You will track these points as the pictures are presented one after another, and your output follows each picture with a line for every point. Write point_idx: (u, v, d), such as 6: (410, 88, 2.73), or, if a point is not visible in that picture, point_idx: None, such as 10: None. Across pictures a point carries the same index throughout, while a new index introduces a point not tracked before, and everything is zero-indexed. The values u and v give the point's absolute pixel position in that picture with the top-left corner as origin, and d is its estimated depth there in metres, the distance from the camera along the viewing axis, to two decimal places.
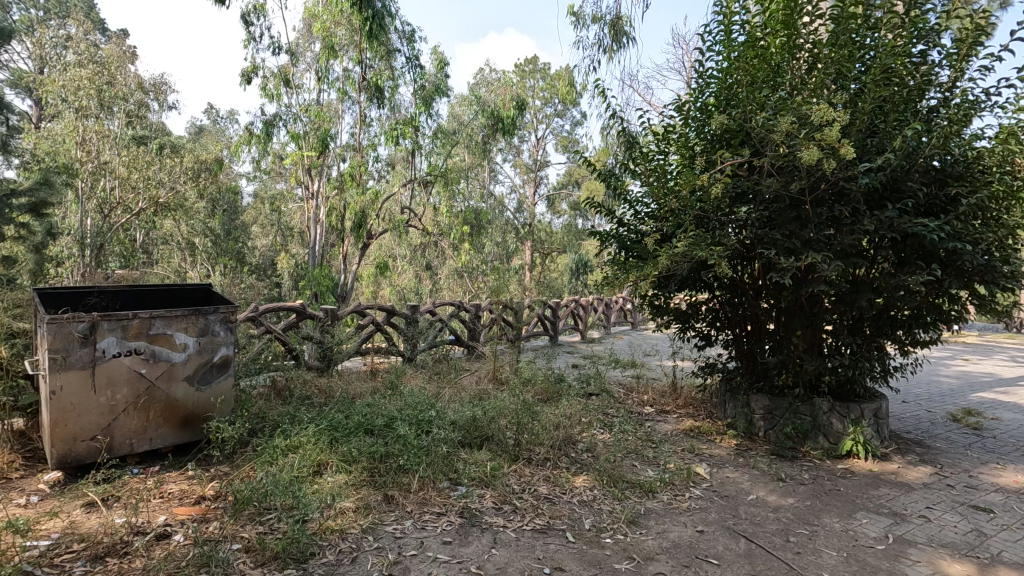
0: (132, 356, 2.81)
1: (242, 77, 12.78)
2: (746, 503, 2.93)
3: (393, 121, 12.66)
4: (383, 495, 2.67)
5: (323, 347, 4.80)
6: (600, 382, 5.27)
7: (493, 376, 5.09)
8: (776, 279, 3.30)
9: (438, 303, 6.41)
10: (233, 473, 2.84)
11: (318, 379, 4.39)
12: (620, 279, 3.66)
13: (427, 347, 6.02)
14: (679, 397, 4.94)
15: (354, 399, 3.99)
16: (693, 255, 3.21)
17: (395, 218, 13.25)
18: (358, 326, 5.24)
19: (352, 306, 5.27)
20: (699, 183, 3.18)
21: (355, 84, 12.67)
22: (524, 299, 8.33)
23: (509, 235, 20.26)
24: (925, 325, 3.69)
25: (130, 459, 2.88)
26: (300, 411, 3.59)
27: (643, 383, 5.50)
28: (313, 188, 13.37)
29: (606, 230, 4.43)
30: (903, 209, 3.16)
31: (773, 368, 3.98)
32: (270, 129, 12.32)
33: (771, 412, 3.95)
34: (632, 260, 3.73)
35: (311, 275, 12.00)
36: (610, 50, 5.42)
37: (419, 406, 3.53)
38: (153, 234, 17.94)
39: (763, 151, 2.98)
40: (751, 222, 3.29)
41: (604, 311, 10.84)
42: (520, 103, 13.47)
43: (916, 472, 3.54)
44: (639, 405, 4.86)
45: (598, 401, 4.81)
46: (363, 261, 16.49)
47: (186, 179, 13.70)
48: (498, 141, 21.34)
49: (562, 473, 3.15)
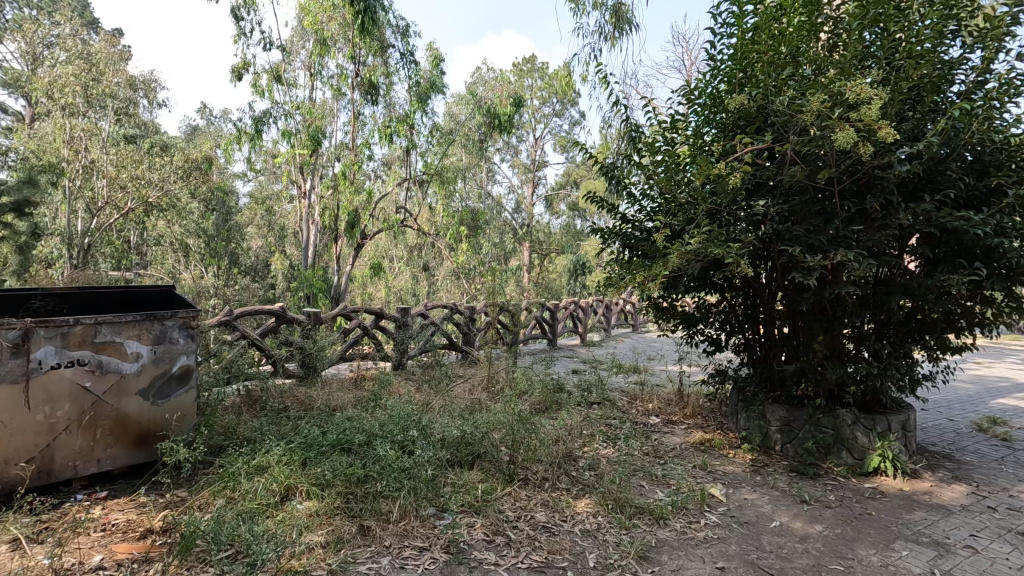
0: (75, 367, 2.47)
1: (233, 74, 12.49)
2: (770, 532, 2.60)
3: (387, 118, 12.40)
4: (358, 526, 2.34)
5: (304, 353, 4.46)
6: (602, 390, 4.95)
7: (487, 383, 4.78)
8: (799, 279, 2.98)
9: (430, 305, 6.10)
10: (190, 500, 2.51)
11: (297, 390, 4.05)
12: (625, 279, 3.33)
13: (419, 352, 5.71)
14: (686, 406, 4.63)
15: (334, 411, 3.65)
16: (707, 253, 2.88)
17: (390, 218, 12.95)
18: (344, 332, 4.90)
19: (338, 309, 4.93)
20: (714, 172, 2.86)
21: (348, 81, 12.39)
22: (522, 302, 8.01)
23: (507, 235, 19.97)
24: (958, 330, 3.36)
25: (74, 483, 2.54)
26: (272, 426, 3.25)
27: (647, 390, 5.19)
28: (306, 187, 13.06)
29: (607, 228, 4.12)
30: (941, 201, 2.82)
31: (789, 376, 3.67)
32: (261, 126, 12.00)
33: (789, 424, 3.63)
34: (637, 259, 3.41)
35: (302, 276, 11.69)
36: (611, 38, 5.10)
37: (403, 420, 3.20)
38: (144, 235, 17.59)
39: (787, 135, 2.66)
40: (770, 216, 2.97)
41: (605, 314, 10.54)
42: (518, 100, 13.18)
43: (951, 491, 3.22)
44: (644, 415, 4.54)
45: (600, 410, 4.49)
46: (358, 262, 16.16)
47: (176, 178, 13.25)
48: (496, 141, 21.06)
49: (562, 497, 2.82)
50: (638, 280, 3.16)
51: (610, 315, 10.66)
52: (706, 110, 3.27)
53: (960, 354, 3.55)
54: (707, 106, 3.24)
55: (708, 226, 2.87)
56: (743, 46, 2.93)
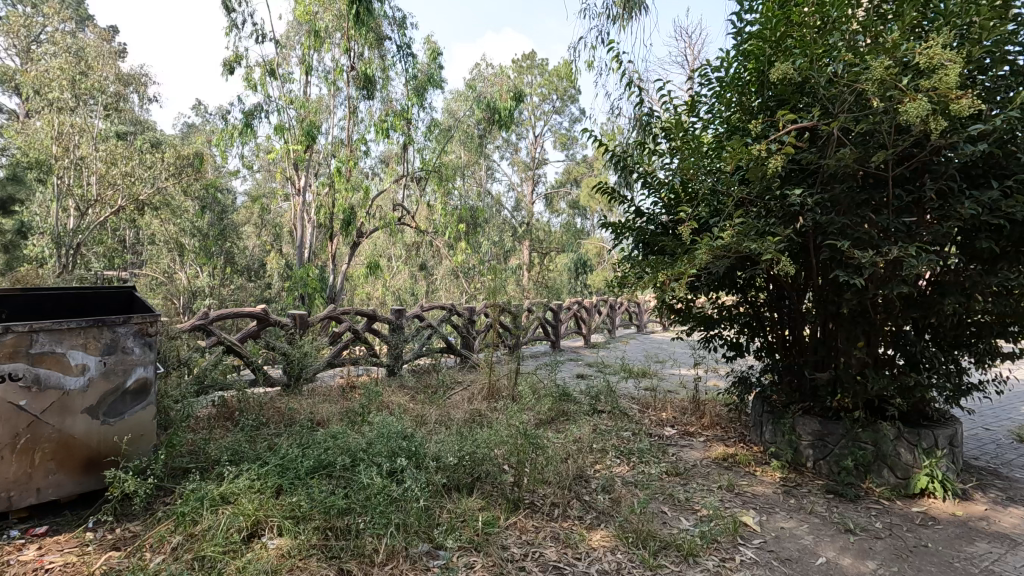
0: (6, 383, 2.10)
1: (226, 68, 12.12)
2: (817, 572, 2.25)
3: (383, 112, 12.03)
4: (335, 571, 1.97)
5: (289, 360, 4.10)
6: (612, 398, 4.59)
7: (488, 391, 4.42)
8: (842, 279, 2.62)
9: (427, 306, 5.73)
10: (141, 538, 2.14)
11: (280, 401, 3.69)
12: (643, 277, 2.98)
13: (414, 356, 5.34)
14: (704, 415, 4.28)
15: (317, 426, 3.29)
16: (741, 247, 2.53)
17: (387, 216, 12.58)
18: (333, 335, 4.53)
19: (325, 311, 4.54)
20: (750, 156, 2.52)
21: (344, 75, 12.01)
22: (523, 303, 7.67)
23: (506, 234, 19.57)
24: (1015, 335, 2.99)
25: (9, 516, 2.17)
26: (247, 443, 2.89)
27: (660, 397, 4.84)
28: (301, 184, 12.68)
29: (618, 222, 3.80)
30: (1010, 189, 2.44)
31: (822, 385, 3.33)
32: (252, 121, 11.50)
33: (822, 439, 3.28)
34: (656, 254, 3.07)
35: (296, 275, 11.31)
36: (619, 18, 4.74)
37: (391, 438, 2.83)
38: (136, 234, 17.16)
39: (839, 110, 2.31)
40: (811, 206, 2.63)
41: (609, 315, 10.21)
42: (518, 94, 12.81)
43: (1009, 516, 2.86)
44: (658, 425, 4.19)
45: (611, 421, 4.14)
46: (354, 262, 15.77)
47: (168, 175, 12.85)
48: (495, 138, 20.69)
49: (574, 529, 2.46)
50: (660, 279, 2.82)
51: (615, 316, 10.29)
52: (732, 90, 2.92)
53: (1013, 361, 3.18)
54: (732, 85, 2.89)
55: (739, 215, 2.52)
56: (778, 13, 2.58)
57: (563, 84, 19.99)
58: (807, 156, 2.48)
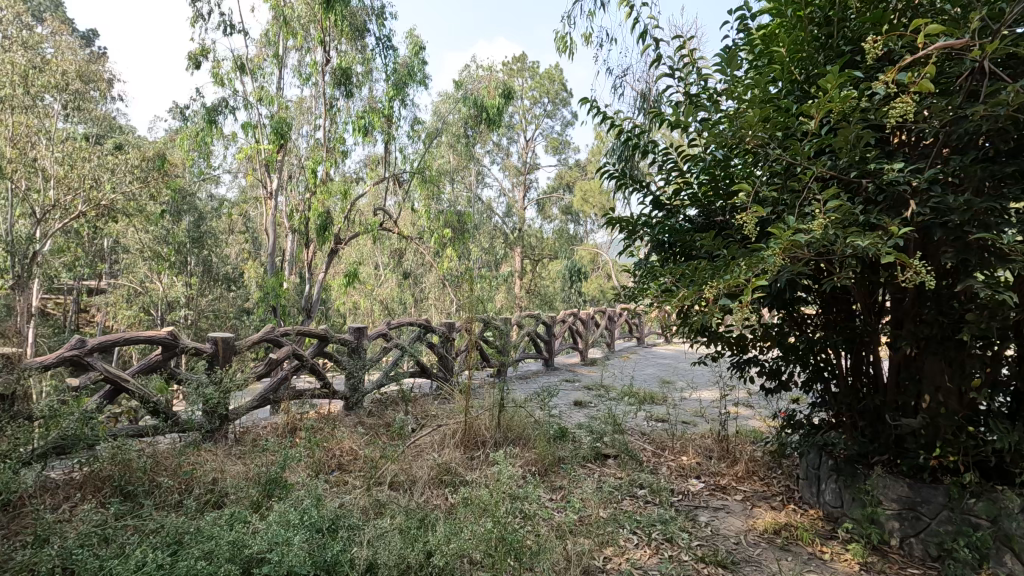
0: None
1: (191, 61, 11.19)
2: None
3: (360, 109, 11.08)
4: None
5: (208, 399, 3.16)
6: (619, 438, 3.69)
7: (464, 433, 3.51)
8: (984, 292, 1.74)
9: (395, 323, 4.82)
10: None
11: (184, 457, 2.76)
12: (678, 293, 2.10)
13: (377, 385, 4.43)
14: (736, 462, 3.41)
15: (219, 505, 2.36)
16: (839, 240, 1.64)
17: (368, 221, 11.59)
18: (269, 365, 3.57)
19: (259, 334, 3.58)
20: (843, 108, 1.64)
21: (318, 69, 11.11)
22: (513, 317, 6.79)
23: (499, 241, 18.66)
24: None
25: None
26: (91, 545, 1.94)
27: (677, 436, 3.96)
28: (273, 186, 11.69)
29: (630, 219, 2.96)
30: None
31: (911, 436, 2.46)
32: (215, 116, 10.38)
33: (914, 509, 2.40)
34: (695, 260, 2.18)
35: (267, 285, 10.26)
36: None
37: (307, 539, 1.91)
38: (105, 240, 16.03)
39: (1005, 28, 1.45)
40: (935, 187, 1.75)
41: (608, 327, 9.34)
42: (507, 91, 12.05)
43: None
44: (680, 477, 3.31)
45: (622, 475, 3.23)
46: (334, 270, 14.78)
47: (132, 178, 11.58)
48: (485, 142, 19.88)
49: None
50: (704, 294, 1.93)
51: (613, 328, 9.43)
52: (786, 28, 2.07)
53: None
54: (779, 19, 2.07)
55: (832, 189, 1.64)
56: None
57: (555, 87, 19.43)
58: (934, 106, 1.64)
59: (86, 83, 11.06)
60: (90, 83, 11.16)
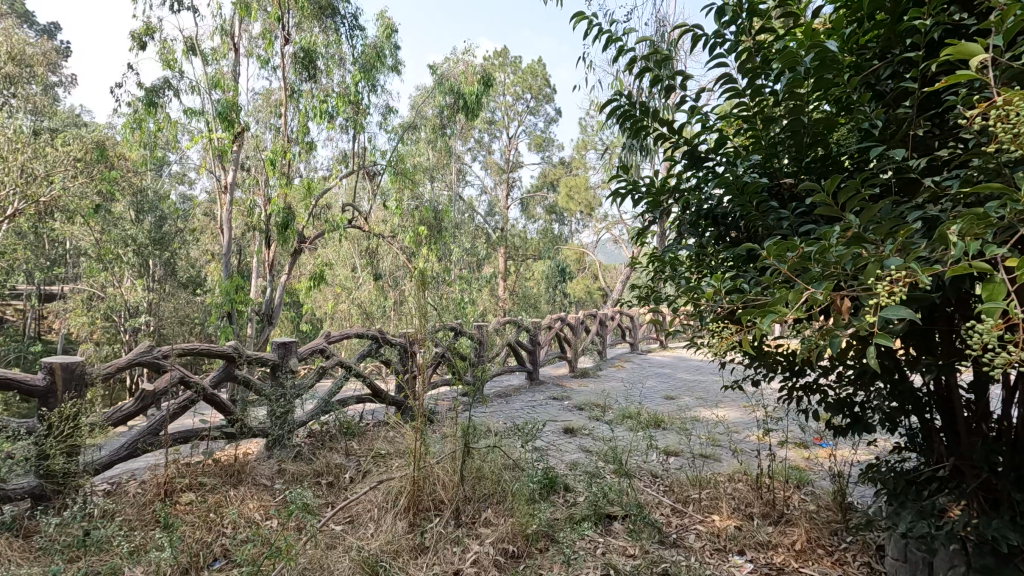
0: None
1: (134, 41, 9.99)
2: None
3: (317, 97, 9.77)
4: None
5: (38, 461, 2.14)
6: (626, 491, 2.74)
7: (413, 495, 2.49)
8: None
9: (336, 335, 3.83)
10: None
11: None
12: (776, 297, 1.15)
13: (311, 416, 3.43)
14: (791, 528, 2.46)
15: None
16: None
17: (334, 217, 10.39)
18: (140, 401, 2.55)
19: (125, 358, 2.56)
20: None
21: (275, 49, 9.89)
22: (491, 323, 5.79)
23: (482, 241, 17.60)
24: None
25: None
26: None
27: (702, 481, 3.01)
28: (226, 179, 10.40)
29: (654, 189, 2.00)
30: None
31: None
32: (157, 98, 9.04)
33: None
34: (807, 233, 1.21)
35: (220, 288, 9.03)
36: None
37: None
38: (56, 242, 14.72)
39: None
40: None
41: (599, 332, 8.38)
42: (487, 77, 11.04)
43: None
44: (717, 552, 2.34)
45: (637, 556, 2.27)
46: (301, 271, 13.62)
47: (76, 172, 9.97)
48: (465, 138, 18.85)
49: None
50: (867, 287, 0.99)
51: (604, 334, 8.47)
52: None
53: None
54: None
55: None
56: None
57: (538, 82, 18.53)
58: None
59: (21, 68, 9.88)
60: (24, 68, 9.97)
